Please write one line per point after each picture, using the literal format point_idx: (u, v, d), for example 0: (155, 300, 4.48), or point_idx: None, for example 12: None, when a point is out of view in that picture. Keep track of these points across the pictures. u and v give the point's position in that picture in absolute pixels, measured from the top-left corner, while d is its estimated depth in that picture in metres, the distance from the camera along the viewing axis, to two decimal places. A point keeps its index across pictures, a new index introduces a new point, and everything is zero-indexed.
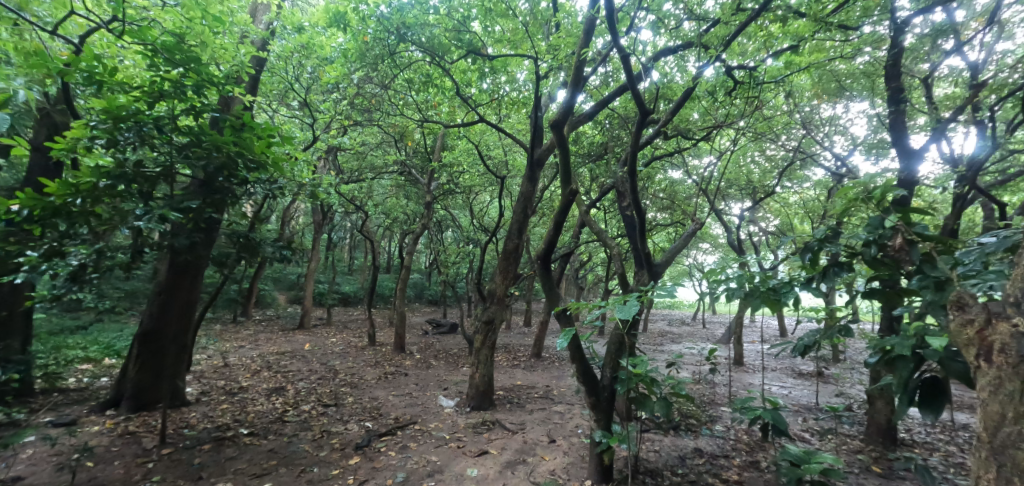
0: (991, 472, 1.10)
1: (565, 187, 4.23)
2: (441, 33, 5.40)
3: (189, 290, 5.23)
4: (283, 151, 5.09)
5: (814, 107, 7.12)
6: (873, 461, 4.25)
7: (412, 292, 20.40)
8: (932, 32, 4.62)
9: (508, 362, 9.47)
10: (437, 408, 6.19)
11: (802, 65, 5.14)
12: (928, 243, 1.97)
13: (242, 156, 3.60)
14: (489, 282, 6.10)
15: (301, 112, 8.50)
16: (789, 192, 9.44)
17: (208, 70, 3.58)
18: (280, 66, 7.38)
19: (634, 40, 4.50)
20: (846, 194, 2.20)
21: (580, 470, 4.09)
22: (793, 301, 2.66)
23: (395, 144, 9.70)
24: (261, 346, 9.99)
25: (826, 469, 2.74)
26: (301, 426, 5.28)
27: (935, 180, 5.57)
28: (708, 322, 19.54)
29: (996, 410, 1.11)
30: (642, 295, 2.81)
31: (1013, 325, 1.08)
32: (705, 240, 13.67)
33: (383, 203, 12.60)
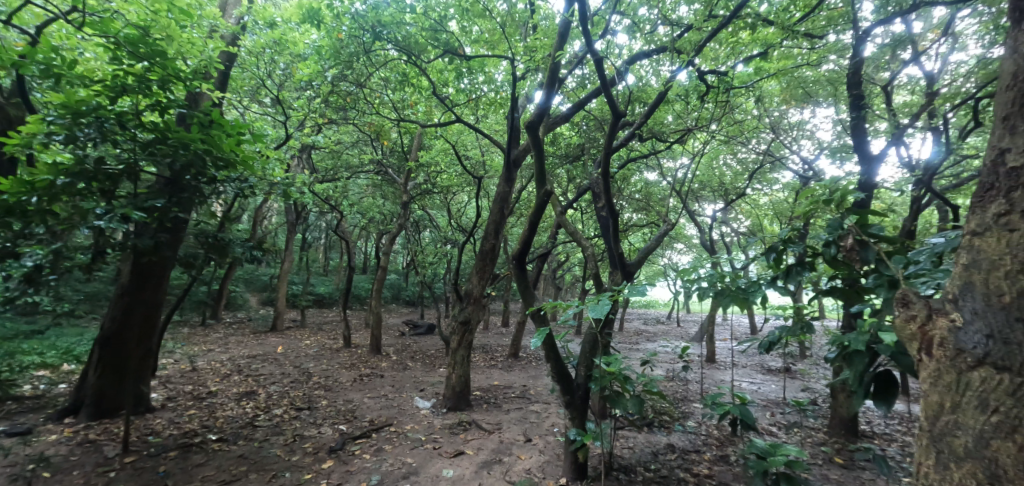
0: (932, 458, 1.16)
1: (540, 187, 4.24)
2: (417, 33, 5.39)
3: (155, 291, 5.03)
4: (254, 149, 4.97)
5: (783, 112, 7.39)
6: (836, 452, 4.44)
7: (388, 293, 20.22)
8: (892, 42, 4.86)
9: (485, 362, 9.47)
10: (413, 409, 6.15)
11: (771, 72, 5.32)
12: (882, 244, 2.08)
13: (209, 153, 3.48)
14: (465, 283, 6.08)
15: (273, 108, 8.31)
16: (759, 194, 9.74)
17: (174, 65, 3.46)
18: (252, 62, 7.17)
19: (609, 43, 4.70)
20: (808, 196, 2.29)
21: (555, 468, 4.13)
22: (762, 300, 2.75)
23: (370, 144, 9.60)
24: (231, 349, 9.70)
25: (790, 461, 2.84)
26: (272, 430, 5.17)
27: (893, 183, 5.84)
28: (682, 322, 19.94)
29: (935, 400, 1.17)
30: (615, 294, 2.85)
31: (951, 320, 1.15)
32: (680, 240, 13.97)
33: (359, 203, 12.43)
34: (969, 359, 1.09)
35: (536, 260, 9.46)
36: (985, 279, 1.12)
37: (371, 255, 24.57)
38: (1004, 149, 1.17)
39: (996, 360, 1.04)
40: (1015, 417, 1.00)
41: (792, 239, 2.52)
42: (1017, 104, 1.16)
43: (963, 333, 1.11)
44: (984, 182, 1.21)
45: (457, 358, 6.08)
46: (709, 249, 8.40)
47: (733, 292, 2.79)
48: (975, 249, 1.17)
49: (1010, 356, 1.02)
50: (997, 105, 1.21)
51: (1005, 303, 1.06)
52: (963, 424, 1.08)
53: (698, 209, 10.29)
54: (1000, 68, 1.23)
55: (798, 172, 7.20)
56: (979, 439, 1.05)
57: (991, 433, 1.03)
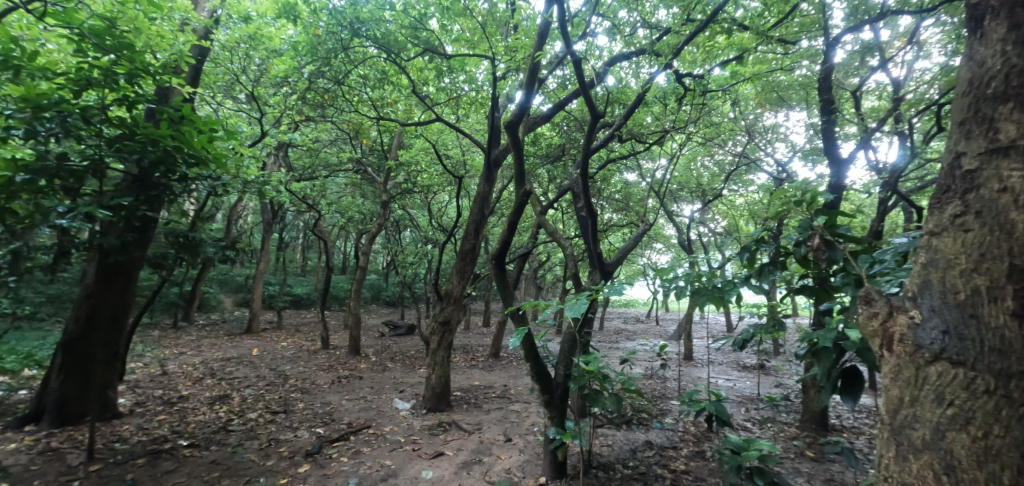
0: (892, 450, 1.20)
1: (520, 187, 4.24)
2: (397, 30, 5.33)
3: (122, 293, 4.85)
4: (227, 147, 4.84)
5: (758, 115, 7.57)
6: (807, 445, 4.57)
7: (368, 293, 19.95)
8: (862, 49, 5.02)
9: (466, 362, 9.42)
10: (392, 411, 6.09)
11: (747, 75, 5.44)
12: (848, 244, 2.16)
13: (179, 150, 3.36)
14: (445, 283, 6.04)
15: (249, 105, 8.13)
16: (735, 195, 9.95)
17: (143, 59, 3.34)
18: (226, 57, 6.99)
19: (589, 45, 4.75)
20: (781, 197, 2.35)
21: (535, 467, 4.14)
22: (736, 298, 2.81)
23: (349, 142, 9.46)
24: (204, 352, 9.43)
25: (763, 456, 2.92)
26: (246, 435, 5.05)
27: (862, 185, 6.03)
28: (661, 321, 20.24)
29: (895, 394, 1.21)
30: (593, 294, 2.87)
31: (910, 317, 1.19)
32: (659, 240, 14.16)
33: (337, 202, 12.24)
34: (927, 355, 1.13)
35: (517, 260, 9.48)
36: (942, 277, 1.17)
37: (350, 255, 24.18)
38: (960, 152, 1.22)
39: (952, 355, 1.08)
40: (970, 410, 1.04)
41: (764, 239, 2.59)
42: (972, 110, 1.21)
43: (921, 329, 1.16)
44: (940, 184, 1.26)
45: (437, 359, 6.03)
46: (687, 249, 8.54)
47: (709, 291, 2.84)
48: (932, 249, 1.22)
49: (965, 351, 1.07)
50: (955, 110, 1.26)
51: (960, 300, 1.11)
52: (921, 418, 1.12)
53: (676, 210, 10.46)
54: (957, 76, 1.29)
55: (772, 174, 7.38)
56: (936, 431, 1.09)
57: (947, 426, 1.07)
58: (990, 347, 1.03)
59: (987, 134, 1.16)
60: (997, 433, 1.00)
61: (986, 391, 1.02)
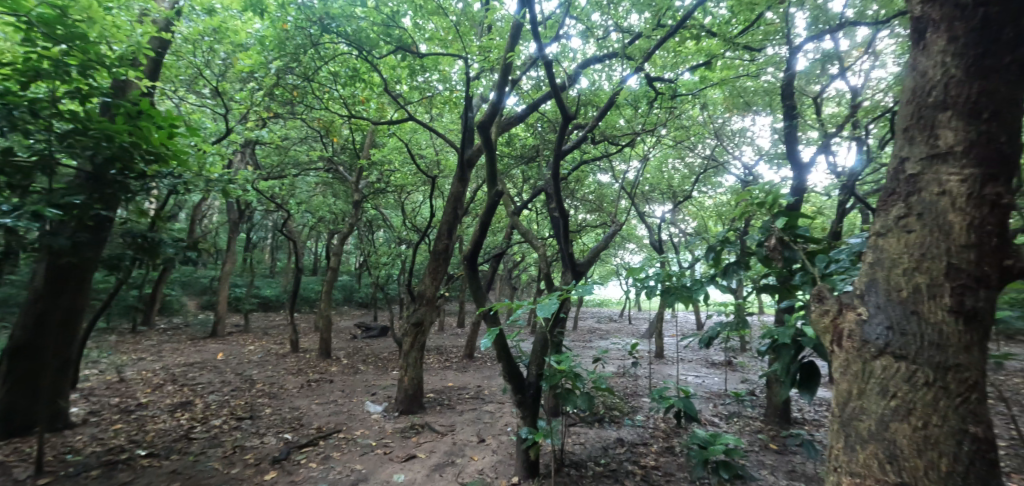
0: (840, 442, 1.24)
1: (492, 187, 4.24)
2: (369, 27, 5.23)
3: (74, 297, 4.57)
4: (188, 143, 4.65)
5: (726, 119, 7.78)
6: (770, 439, 4.74)
7: (340, 294, 19.54)
8: (822, 57, 5.24)
9: (439, 364, 9.35)
10: (364, 414, 5.99)
11: (715, 81, 5.58)
12: (807, 244, 2.25)
13: (136, 147, 3.17)
14: (418, 283, 5.97)
15: (213, 100, 7.84)
16: (705, 196, 10.20)
17: (97, 50, 3.15)
18: (189, 50, 6.72)
19: (563, 47, 4.80)
20: (745, 198, 2.43)
21: (508, 467, 4.15)
22: (703, 297, 2.89)
23: (319, 140, 9.24)
24: (165, 357, 9.04)
25: (728, 450, 3.01)
26: (210, 442, 4.87)
27: (822, 188, 6.28)
28: (634, 321, 20.58)
29: (844, 388, 1.26)
30: (564, 293, 2.90)
31: (858, 314, 1.25)
32: (632, 240, 14.39)
33: (307, 201, 11.93)
34: (873, 349, 1.19)
35: (492, 260, 9.48)
36: (886, 276, 1.22)
37: (320, 255, 23.63)
38: (904, 157, 1.28)
39: (895, 350, 1.14)
40: (911, 401, 1.09)
41: (729, 239, 2.67)
42: (914, 118, 1.28)
43: (867, 325, 1.22)
44: (886, 188, 1.33)
45: (409, 361, 5.97)
46: (658, 249, 8.72)
47: (677, 291, 2.91)
48: (879, 248, 1.28)
49: (906, 345, 1.13)
50: (899, 117, 1.33)
51: (903, 297, 1.17)
52: (867, 409, 1.17)
53: (648, 210, 10.64)
54: (901, 85, 1.36)
55: (739, 176, 7.61)
56: (881, 423, 1.14)
57: (890, 416, 1.12)
58: (929, 342, 1.11)
59: (928, 141, 1.23)
60: (935, 423, 1.06)
61: (926, 383, 1.08)
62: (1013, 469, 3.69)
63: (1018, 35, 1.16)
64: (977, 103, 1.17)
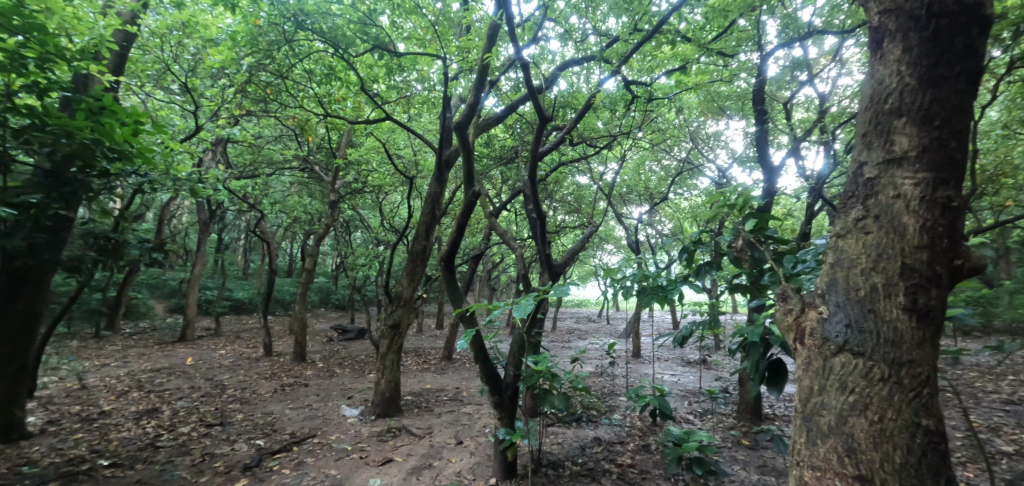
0: (803, 436, 1.27)
1: (469, 188, 4.22)
2: (345, 25, 5.15)
3: (31, 301, 4.26)
4: (154, 141, 4.48)
5: (701, 123, 7.95)
6: (742, 434, 4.85)
7: (316, 296, 19.16)
8: (792, 64, 5.41)
9: (418, 366, 9.26)
10: (339, 418, 5.88)
11: (689, 85, 5.71)
12: (776, 244, 2.32)
13: (98, 143, 2.98)
14: (395, 285, 5.90)
15: (182, 97, 7.61)
16: (680, 198, 10.39)
17: (57, 41, 2.98)
18: (156, 44, 6.51)
19: (542, 49, 4.84)
20: (717, 199, 2.49)
21: (485, 469, 4.14)
22: (678, 297, 2.93)
23: (294, 138, 9.05)
24: (130, 363, 8.70)
25: (701, 446, 3.06)
26: (178, 451, 4.70)
27: (793, 190, 6.47)
28: (613, 321, 20.80)
29: (806, 384, 1.30)
30: (541, 293, 2.91)
31: (819, 312, 1.30)
32: (610, 241, 14.54)
33: (282, 201, 11.68)
34: (833, 346, 1.23)
35: (471, 261, 9.45)
36: (846, 275, 1.27)
37: (295, 256, 23.13)
38: (862, 162, 1.33)
39: (853, 346, 1.19)
40: (868, 396, 1.14)
41: (701, 240, 2.73)
42: (872, 123, 1.33)
43: (827, 323, 1.27)
44: (846, 191, 1.38)
45: (386, 363, 5.89)
46: (635, 249, 8.84)
47: (653, 290, 2.94)
48: (838, 249, 1.33)
49: (863, 342, 1.18)
50: (859, 122, 1.38)
51: (860, 296, 1.22)
52: (827, 404, 1.21)
53: (625, 212, 10.78)
54: (860, 91, 1.41)
55: (714, 179, 7.79)
56: (840, 417, 1.18)
57: (849, 411, 1.16)
58: (885, 339, 1.15)
59: (885, 146, 1.28)
60: (890, 416, 1.11)
61: (881, 378, 1.13)
62: (966, 459, 3.88)
63: (967, 46, 1.22)
64: (930, 110, 1.22)
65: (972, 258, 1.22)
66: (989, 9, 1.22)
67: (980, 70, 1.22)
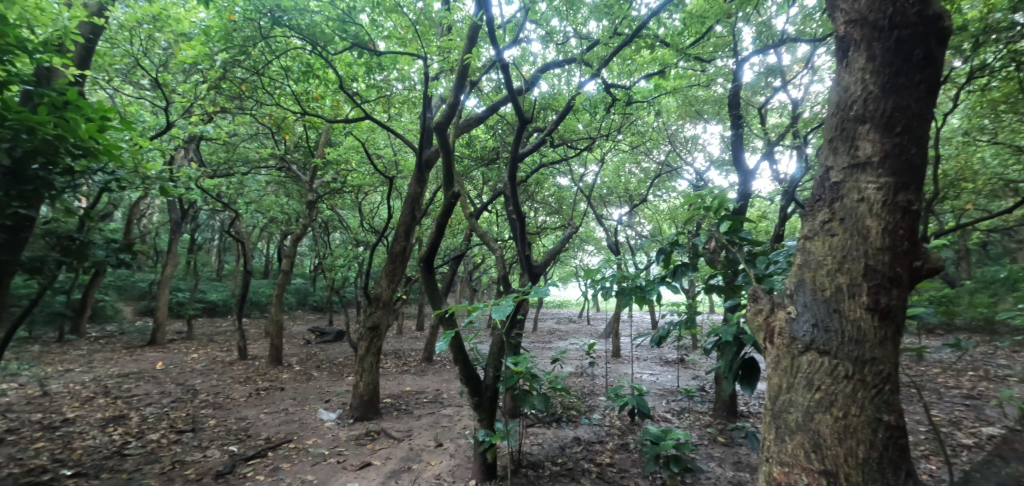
0: (772, 433, 1.31)
1: (448, 189, 4.19)
2: (323, 22, 5.06)
3: None
4: (123, 137, 4.33)
5: (679, 127, 8.11)
6: (718, 432, 4.95)
7: (293, 298, 18.79)
8: (767, 71, 5.55)
9: (397, 368, 9.17)
10: (316, 422, 5.78)
11: (668, 89, 5.81)
12: (749, 246, 2.38)
13: (61, 140, 2.78)
14: (374, 286, 5.83)
15: (153, 92, 7.37)
16: (659, 200, 10.56)
17: (16, 32, 2.84)
18: (125, 37, 6.29)
19: (523, 51, 4.86)
20: (693, 201, 2.54)
21: (465, 470, 4.12)
22: (656, 297, 2.96)
23: (271, 137, 8.86)
24: (96, 368, 8.37)
25: (678, 444, 3.11)
26: (146, 459, 4.55)
27: (767, 193, 6.64)
28: (593, 321, 21.03)
29: (775, 382, 1.33)
30: (520, 294, 2.91)
31: (787, 312, 1.34)
32: (590, 242, 14.67)
33: (258, 201, 11.41)
34: (800, 345, 1.27)
35: (451, 262, 9.41)
36: (813, 276, 1.31)
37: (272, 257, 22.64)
38: (829, 166, 1.38)
39: (819, 345, 1.23)
40: (833, 393, 1.17)
41: (678, 242, 2.77)
42: (839, 129, 1.37)
43: (795, 323, 1.30)
44: (815, 194, 1.42)
45: (365, 366, 5.81)
46: (615, 250, 8.94)
47: (632, 290, 2.95)
48: (806, 251, 1.37)
49: (828, 341, 1.22)
50: (826, 128, 1.42)
51: (827, 296, 1.26)
52: (795, 402, 1.24)
53: (605, 213, 10.89)
54: (828, 98, 1.45)
55: (691, 182, 7.93)
56: (806, 414, 1.22)
57: (816, 408, 1.20)
58: (849, 338, 1.19)
59: (850, 151, 1.33)
60: (854, 412, 1.15)
61: (846, 375, 1.17)
62: (928, 452, 4.04)
63: (927, 57, 1.28)
64: (891, 117, 1.27)
65: (931, 259, 1.27)
66: (948, 21, 1.27)
67: (939, 79, 1.28)
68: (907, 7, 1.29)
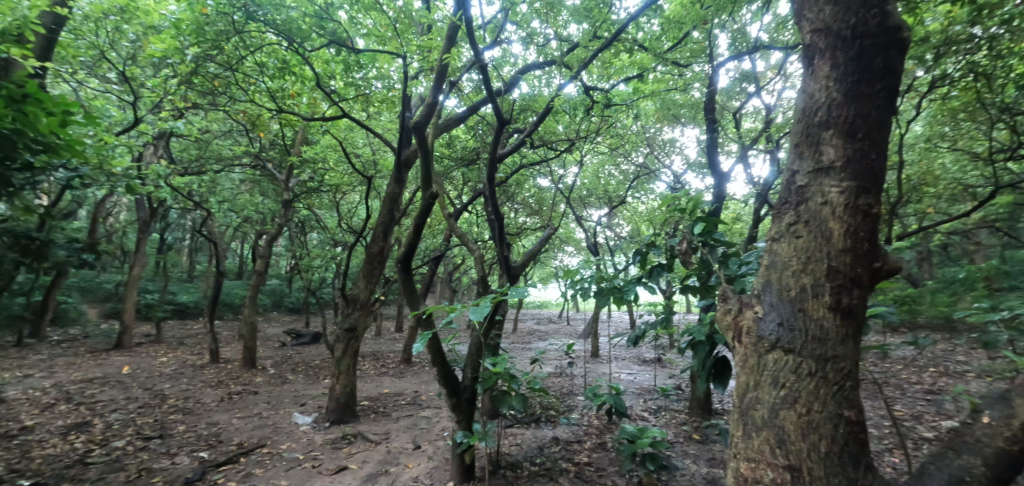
0: (740, 430, 1.34)
1: (426, 189, 4.16)
2: (300, 18, 4.98)
3: None
4: (85, 131, 4.14)
5: (658, 130, 8.24)
6: (694, 430, 5.05)
7: (268, 299, 18.35)
8: (741, 76, 5.70)
9: (375, 370, 9.06)
10: (291, 426, 5.66)
11: (646, 93, 5.89)
12: (722, 247, 2.44)
13: (20, 133, 2.58)
14: (351, 287, 5.75)
15: (120, 86, 7.12)
16: (637, 202, 10.71)
17: None
18: (90, 28, 6.05)
19: (504, 51, 4.87)
20: (669, 202, 2.58)
21: (443, 472, 4.10)
22: (634, 297, 3.00)
23: (245, 134, 8.64)
24: (58, 373, 8.02)
25: (654, 442, 3.15)
26: (110, 467, 4.38)
27: (741, 196, 6.80)
28: (573, 322, 21.18)
29: (743, 380, 1.37)
30: (498, 294, 2.91)
31: (755, 312, 1.37)
32: (570, 243, 14.78)
33: (231, 199, 11.12)
34: (766, 344, 1.30)
35: (431, 263, 9.35)
36: (779, 277, 1.35)
37: (246, 257, 22.07)
38: (795, 170, 1.43)
39: (784, 344, 1.26)
40: (797, 390, 1.21)
41: (653, 243, 2.82)
42: (804, 135, 1.42)
43: (762, 322, 1.34)
44: (781, 197, 1.46)
45: (342, 368, 5.73)
46: (595, 251, 9.02)
47: (610, 291, 2.98)
48: (773, 253, 1.41)
49: (793, 340, 1.26)
50: (792, 134, 1.47)
51: (791, 296, 1.30)
52: (762, 399, 1.28)
53: (585, 214, 10.99)
54: (794, 105, 1.50)
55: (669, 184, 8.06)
56: (772, 411, 1.25)
57: (781, 405, 1.23)
58: (813, 336, 1.23)
59: (814, 156, 1.38)
60: (816, 409, 1.19)
61: (809, 373, 1.21)
62: (891, 445, 4.20)
63: (887, 66, 1.33)
64: (853, 124, 1.32)
65: (890, 260, 1.33)
66: (906, 33, 1.33)
67: (898, 88, 1.33)
68: (868, 19, 1.34)
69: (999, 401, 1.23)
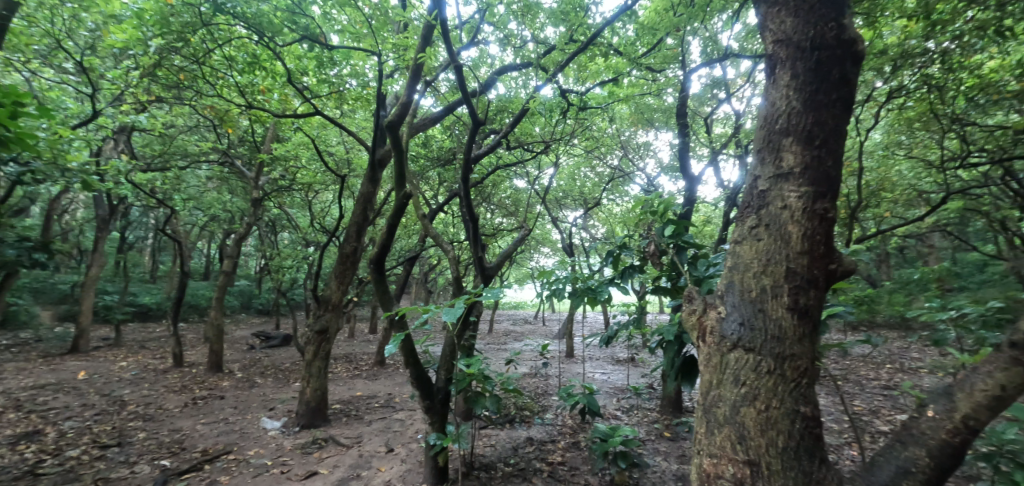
0: (703, 427, 1.38)
1: (400, 189, 4.11)
2: (271, 11, 4.85)
3: None
4: (37, 124, 3.93)
5: (632, 133, 8.39)
6: (665, 427, 5.16)
7: (236, 301, 17.80)
8: (711, 82, 5.86)
9: (348, 372, 8.90)
10: (259, 432, 5.50)
11: (621, 96, 5.99)
12: (691, 248, 2.49)
13: None
14: (323, 288, 5.63)
15: (78, 77, 6.79)
16: (612, 204, 10.86)
17: None
18: (44, 15, 5.75)
19: (481, 52, 4.87)
20: (641, 204, 2.63)
21: (416, 475, 4.06)
22: (607, 297, 3.03)
23: (212, 130, 8.36)
24: (5, 380, 7.56)
25: (625, 441, 3.20)
26: (63, 478, 4.16)
27: (712, 199, 6.96)
28: (548, 322, 21.34)
29: (706, 378, 1.41)
30: (472, 295, 2.90)
31: (718, 312, 1.41)
32: (546, 244, 14.86)
33: (197, 197, 10.74)
34: (728, 343, 1.35)
35: (406, 263, 9.26)
36: (741, 278, 1.40)
37: (213, 257, 21.33)
38: (757, 176, 1.48)
39: (745, 343, 1.31)
40: (757, 387, 1.26)
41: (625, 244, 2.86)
42: (766, 141, 1.47)
43: (724, 322, 1.38)
44: (744, 202, 1.51)
45: (312, 371, 5.60)
46: (570, 253, 9.11)
47: (584, 292, 3.01)
48: (736, 255, 1.45)
49: (753, 339, 1.30)
50: (755, 139, 1.52)
51: (753, 297, 1.35)
52: (724, 397, 1.32)
53: (560, 215, 11.07)
54: (758, 112, 1.55)
55: (643, 187, 8.21)
56: (733, 408, 1.29)
57: (742, 402, 1.27)
58: (772, 335, 1.28)
59: (775, 162, 1.43)
60: (775, 405, 1.23)
61: (768, 371, 1.26)
62: (850, 439, 4.39)
63: (843, 77, 1.39)
64: (811, 132, 1.38)
65: (844, 262, 1.39)
66: (861, 46, 1.40)
67: (853, 99, 1.40)
68: (825, 31, 1.40)
69: (943, 395, 1.30)
